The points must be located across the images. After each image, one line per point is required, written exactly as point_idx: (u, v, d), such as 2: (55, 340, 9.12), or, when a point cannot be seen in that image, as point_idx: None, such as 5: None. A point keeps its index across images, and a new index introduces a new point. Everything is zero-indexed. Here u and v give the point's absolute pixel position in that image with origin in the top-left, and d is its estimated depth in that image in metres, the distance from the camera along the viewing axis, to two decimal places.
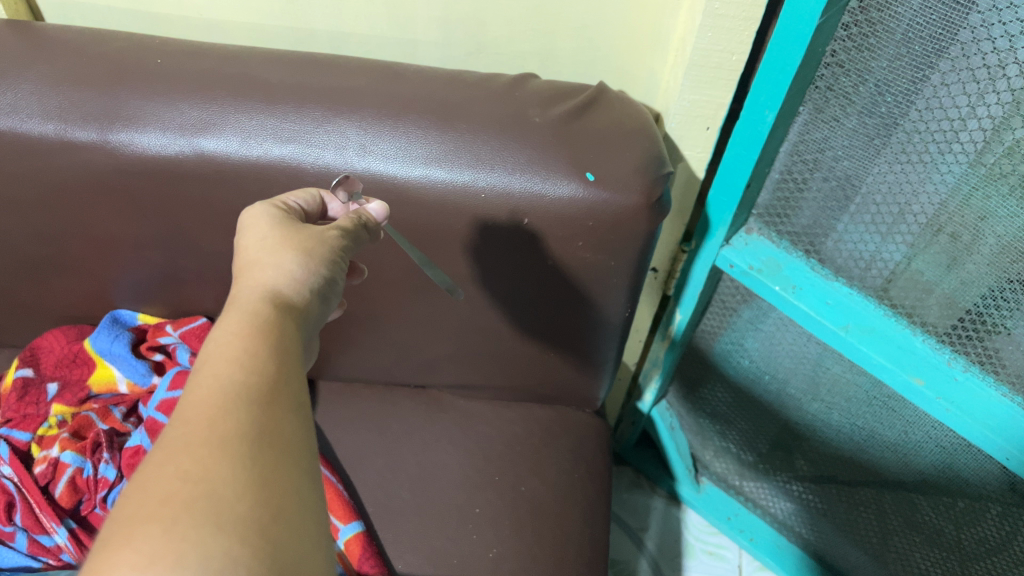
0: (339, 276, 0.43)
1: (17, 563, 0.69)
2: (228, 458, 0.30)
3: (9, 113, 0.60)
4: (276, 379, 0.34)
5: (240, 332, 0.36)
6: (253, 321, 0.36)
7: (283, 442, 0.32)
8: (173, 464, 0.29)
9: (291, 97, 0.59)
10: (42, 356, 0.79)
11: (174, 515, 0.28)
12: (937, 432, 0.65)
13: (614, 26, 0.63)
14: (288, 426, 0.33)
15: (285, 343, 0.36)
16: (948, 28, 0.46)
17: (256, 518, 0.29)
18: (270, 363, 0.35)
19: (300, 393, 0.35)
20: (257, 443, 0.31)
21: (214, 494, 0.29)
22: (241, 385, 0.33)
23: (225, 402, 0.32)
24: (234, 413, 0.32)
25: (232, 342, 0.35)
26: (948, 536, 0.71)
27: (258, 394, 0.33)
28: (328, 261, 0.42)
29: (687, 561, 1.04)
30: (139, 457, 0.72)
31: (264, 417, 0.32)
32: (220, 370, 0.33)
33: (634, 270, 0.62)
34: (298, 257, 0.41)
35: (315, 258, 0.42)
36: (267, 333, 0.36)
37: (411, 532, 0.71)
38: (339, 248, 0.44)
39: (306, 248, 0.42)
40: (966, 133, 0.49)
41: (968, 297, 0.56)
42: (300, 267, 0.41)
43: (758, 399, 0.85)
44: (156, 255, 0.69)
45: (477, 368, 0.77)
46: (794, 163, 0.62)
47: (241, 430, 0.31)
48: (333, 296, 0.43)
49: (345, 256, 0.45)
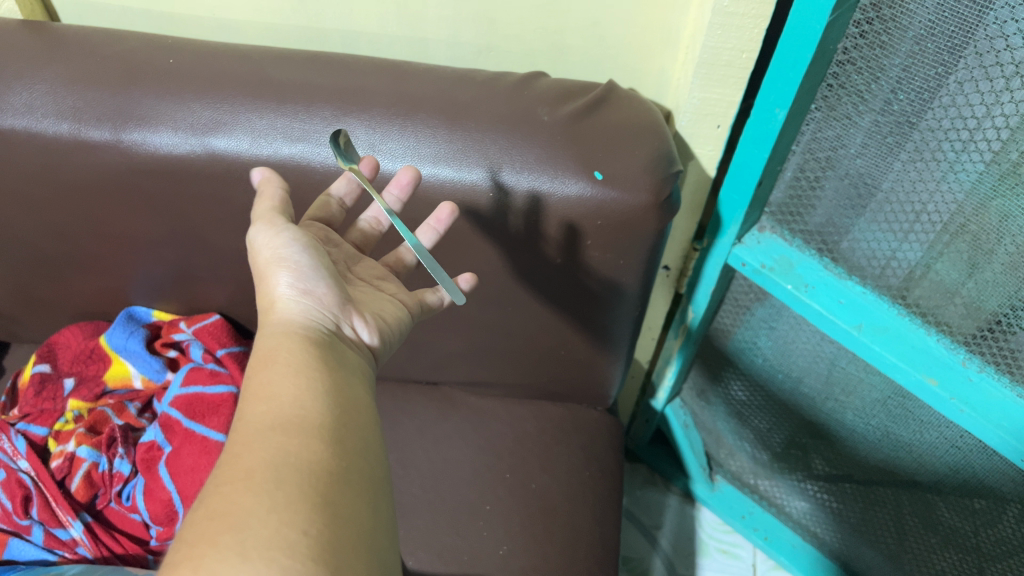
0: (292, 258, 0.47)
1: (34, 556, 0.70)
2: (253, 489, 0.32)
3: (25, 113, 0.61)
4: (296, 401, 0.37)
5: (254, 371, 0.40)
6: (261, 358, 0.41)
7: (308, 457, 0.34)
8: (205, 508, 0.32)
9: (301, 96, 0.60)
10: (59, 353, 0.80)
11: (202, 553, 0.30)
12: (952, 432, 0.64)
13: (624, 25, 0.63)
14: (313, 445, 0.35)
15: (291, 360, 0.40)
16: (963, 25, 0.45)
17: (284, 536, 0.31)
18: (286, 383, 0.38)
19: (323, 396, 0.38)
20: (280, 466, 0.33)
21: (240, 526, 0.31)
22: (266, 419, 0.36)
23: (254, 438, 0.35)
24: (262, 444, 0.35)
25: (258, 377, 0.39)
26: (965, 537, 0.70)
27: (280, 421, 0.36)
28: (274, 261, 0.47)
29: (701, 559, 1.04)
30: (155, 453, 0.72)
31: (287, 440, 0.35)
32: (250, 411, 0.37)
33: (646, 267, 0.62)
34: (260, 287, 0.47)
35: (264, 276, 0.47)
36: (272, 360, 0.40)
37: (423, 528, 0.71)
38: (273, 234, 0.47)
39: (260, 271, 0.47)
40: (981, 132, 0.48)
41: (987, 300, 0.55)
42: (263, 295, 0.46)
43: (774, 398, 0.84)
44: (169, 253, 0.70)
45: (487, 366, 0.77)
46: (807, 162, 0.62)
47: (265, 460, 0.34)
48: (305, 275, 0.47)
49: (286, 231, 0.48)
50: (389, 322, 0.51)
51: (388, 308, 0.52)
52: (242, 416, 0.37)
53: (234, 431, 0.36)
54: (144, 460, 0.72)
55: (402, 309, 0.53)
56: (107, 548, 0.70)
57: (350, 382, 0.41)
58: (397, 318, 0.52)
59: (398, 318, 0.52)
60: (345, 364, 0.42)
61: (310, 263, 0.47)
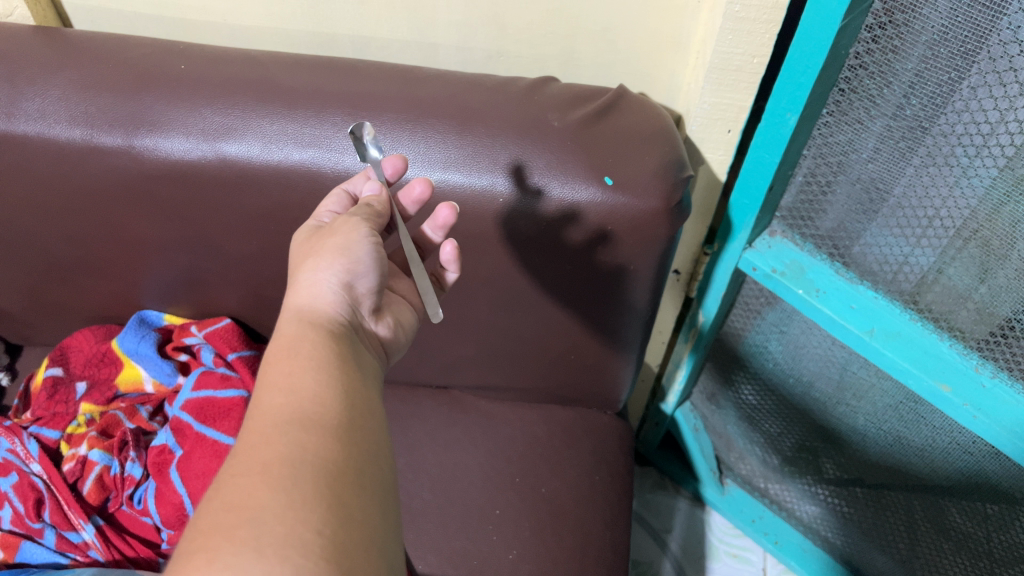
0: (359, 255, 0.46)
1: (45, 559, 0.70)
2: (269, 483, 0.32)
3: (38, 119, 0.61)
4: (314, 398, 0.37)
5: (274, 360, 0.39)
6: (283, 344, 0.40)
7: (325, 457, 0.34)
8: (220, 499, 0.32)
9: (312, 102, 0.60)
10: (71, 356, 0.81)
11: (217, 546, 0.30)
12: (964, 438, 0.64)
13: (634, 28, 0.62)
14: (327, 442, 0.35)
15: (312, 355, 0.39)
16: (976, 31, 0.45)
17: (298, 535, 0.31)
18: (305, 378, 0.38)
19: (339, 396, 0.38)
20: (297, 463, 0.33)
21: (256, 519, 0.31)
22: (285, 409, 0.36)
23: (270, 430, 0.35)
24: (280, 437, 0.34)
25: (280, 367, 0.39)
26: (977, 543, 0.70)
27: (298, 417, 0.36)
28: (342, 248, 0.46)
29: (710, 563, 1.03)
30: (165, 456, 0.73)
31: (304, 437, 0.35)
32: (266, 402, 0.37)
33: (656, 273, 0.62)
34: (313, 263, 0.46)
35: (326, 255, 0.46)
36: (294, 351, 0.40)
37: (433, 532, 0.71)
38: (357, 232, 0.47)
39: (319, 250, 0.46)
40: (994, 138, 0.48)
41: (998, 306, 0.55)
42: (316, 271, 0.45)
43: (784, 402, 0.83)
44: (181, 258, 0.70)
45: (497, 370, 0.77)
46: (818, 166, 0.62)
47: (282, 455, 0.34)
48: (363, 277, 0.46)
49: (370, 236, 0.48)
50: (405, 329, 0.52)
51: (402, 312, 0.53)
52: (258, 407, 0.37)
53: (250, 422, 0.36)
54: (155, 464, 0.73)
55: (411, 313, 0.54)
56: (119, 551, 0.70)
57: (366, 384, 0.41)
58: (407, 327, 0.53)
59: (408, 323, 0.53)
60: (363, 366, 0.42)
61: (379, 269, 0.47)
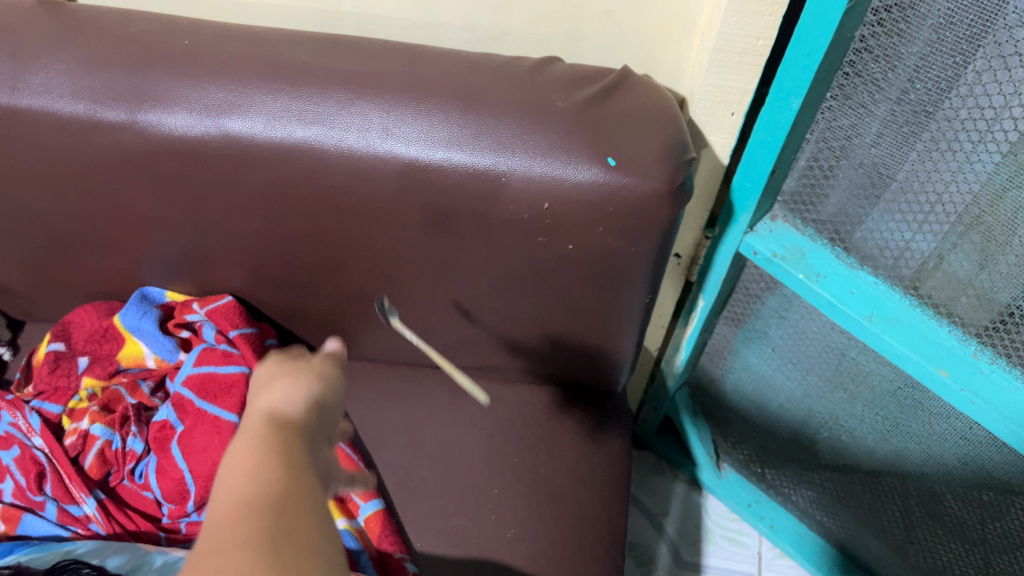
0: (324, 392, 0.49)
1: (47, 532, 0.71)
2: (242, 555, 0.33)
3: (41, 93, 0.61)
4: (275, 477, 0.38)
5: (235, 447, 0.41)
6: (246, 437, 0.42)
7: (292, 533, 0.35)
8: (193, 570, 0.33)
9: (315, 79, 0.60)
10: (73, 332, 0.81)
11: None
12: (961, 425, 0.65)
13: (641, 10, 0.62)
14: (292, 519, 0.36)
15: (273, 443, 0.41)
16: (982, 15, 0.45)
17: None
18: (267, 463, 0.39)
19: (300, 476, 0.39)
20: (266, 537, 0.34)
21: None
22: (249, 487, 0.37)
23: (236, 507, 0.36)
24: (246, 513, 0.35)
25: (243, 454, 0.40)
26: (972, 529, 0.72)
27: (261, 494, 0.37)
28: (312, 379, 0.50)
29: (707, 546, 1.04)
30: (166, 432, 0.73)
31: (270, 515, 0.36)
32: (227, 485, 0.38)
33: (656, 257, 0.62)
34: (284, 383, 0.48)
35: (295, 382, 0.49)
36: (255, 439, 0.41)
37: (432, 511, 0.72)
38: (325, 381, 0.51)
39: (288, 378, 0.49)
40: (998, 124, 0.48)
41: (999, 292, 0.55)
42: (286, 388, 0.48)
43: (782, 388, 0.84)
44: (184, 235, 0.70)
45: (497, 351, 0.77)
46: (821, 151, 0.61)
47: (253, 528, 0.35)
48: (329, 400, 0.49)
49: (336, 391, 0.51)
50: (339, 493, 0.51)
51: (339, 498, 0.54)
52: (218, 488, 0.38)
53: (213, 506, 0.37)
54: (157, 439, 0.73)
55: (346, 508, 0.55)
56: (119, 525, 0.71)
57: (322, 480, 0.42)
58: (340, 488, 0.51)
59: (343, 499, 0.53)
60: (321, 465, 0.43)
61: (339, 405, 0.50)
